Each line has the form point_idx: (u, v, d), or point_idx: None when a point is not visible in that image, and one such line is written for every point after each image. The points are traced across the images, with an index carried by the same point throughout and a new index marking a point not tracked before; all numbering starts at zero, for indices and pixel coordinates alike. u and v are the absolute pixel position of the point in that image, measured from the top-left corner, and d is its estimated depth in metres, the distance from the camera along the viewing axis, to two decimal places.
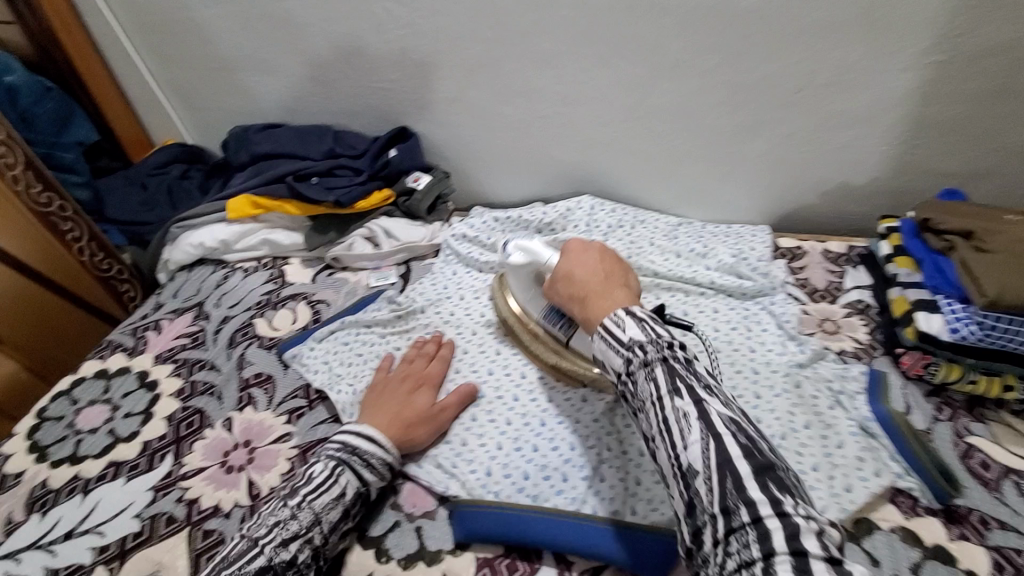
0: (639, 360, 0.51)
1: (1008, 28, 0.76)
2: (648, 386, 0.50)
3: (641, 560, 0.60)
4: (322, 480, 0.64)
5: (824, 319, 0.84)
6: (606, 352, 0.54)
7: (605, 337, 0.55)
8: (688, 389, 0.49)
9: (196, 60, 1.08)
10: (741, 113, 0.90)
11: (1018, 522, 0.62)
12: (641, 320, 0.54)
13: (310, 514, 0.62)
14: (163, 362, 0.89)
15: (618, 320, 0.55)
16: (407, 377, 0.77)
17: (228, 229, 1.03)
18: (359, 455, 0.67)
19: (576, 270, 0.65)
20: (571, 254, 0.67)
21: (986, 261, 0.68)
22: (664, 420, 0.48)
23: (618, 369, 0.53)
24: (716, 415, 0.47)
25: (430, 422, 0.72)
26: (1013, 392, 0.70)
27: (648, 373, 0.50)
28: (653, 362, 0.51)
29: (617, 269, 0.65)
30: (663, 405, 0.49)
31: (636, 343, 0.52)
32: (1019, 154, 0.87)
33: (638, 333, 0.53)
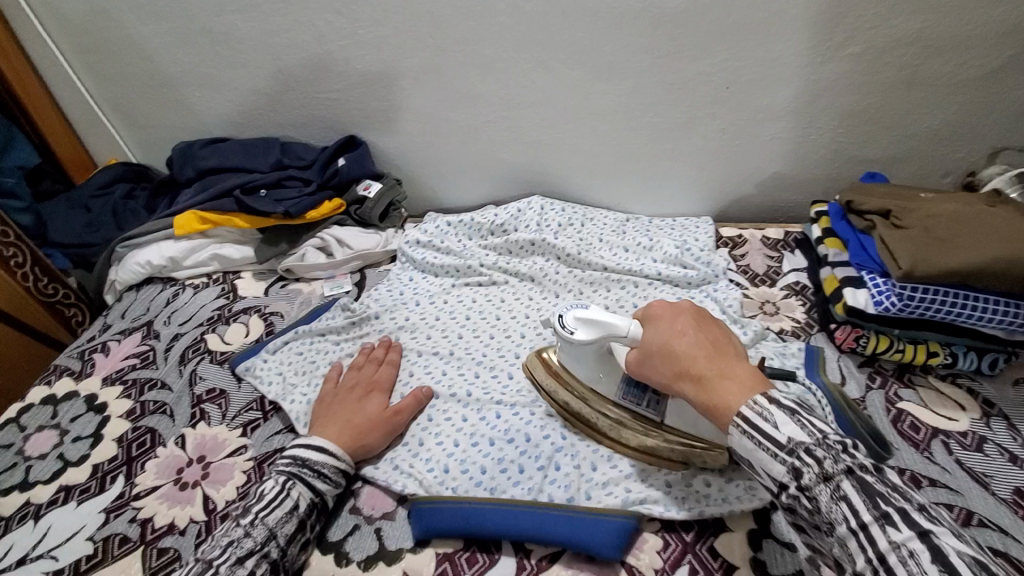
0: (816, 473, 0.44)
1: (913, 21, 0.82)
2: (836, 507, 0.43)
3: (597, 541, 0.62)
4: (273, 496, 0.63)
5: (764, 302, 0.89)
6: (760, 457, 0.47)
7: (750, 434, 0.47)
8: (899, 513, 0.41)
9: (137, 77, 1.06)
10: (677, 111, 0.94)
11: (947, 478, 0.66)
12: (797, 416, 0.46)
13: (264, 529, 0.60)
14: (112, 384, 0.87)
15: (772, 420, 0.46)
16: (357, 385, 0.77)
17: (176, 246, 1.01)
18: (309, 467, 0.66)
19: (676, 341, 0.54)
20: (660, 318, 0.57)
21: (900, 237, 0.72)
22: (877, 556, 0.40)
23: (783, 480, 0.46)
24: (952, 550, 0.38)
25: (383, 426, 0.73)
26: (937, 358, 0.75)
27: (833, 491, 0.43)
28: (836, 476, 0.44)
29: (715, 327, 0.55)
30: (867, 533, 0.41)
31: (800, 447, 0.45)
32: (930, 139, 0.93)
33: (796, 432, 0.45)
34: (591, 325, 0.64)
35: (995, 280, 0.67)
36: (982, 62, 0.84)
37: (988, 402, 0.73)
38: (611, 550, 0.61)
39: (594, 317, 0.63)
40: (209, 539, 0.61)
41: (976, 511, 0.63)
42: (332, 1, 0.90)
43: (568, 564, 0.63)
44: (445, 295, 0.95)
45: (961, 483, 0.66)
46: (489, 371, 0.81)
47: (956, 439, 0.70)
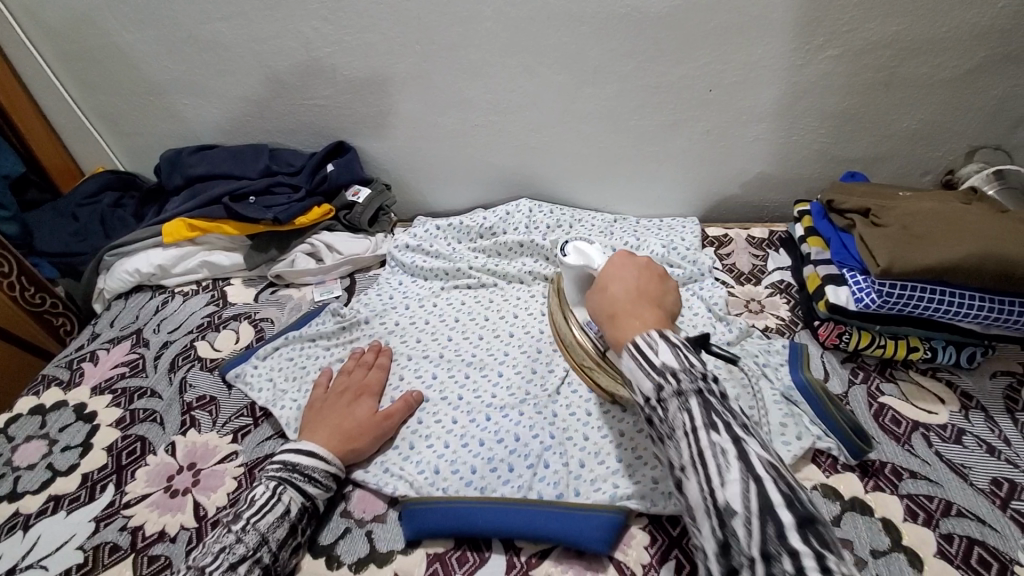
0: (671, 387, 0.46)
1: (888, 24, 0.83)
2: (680, 415, 0.45)
3: (586, 537, 0.63)
4: (264, 501, 0.64)
5: (750, 300, 0.91)
6: (635, 373, 0.49)
7: (635, 356, 0.50)
8: (726, 425, 0.44)
9: (124, 85, 1.06)
10: (661, 113, 0.96)
11: (926, 470, 0.68)
12: (675, 345, 0.49)
13: (256, 534, 0.61)
14: (101, 392, 0.86)
15: (653, 346, 0.49)
16: (347, 389, 0.78)
17: (165, 253, 1.01)
18: (299, 471, 0.67)
19: (613, 282, 0.59)
20: (612, 266, 0.62)
21: (878, 236, 0.74)
22: (698, 455, 0.43)
23: (647, 394, 0.48)
24: (756, 456, 0.42)
25: (373, 430, 0.73)
26: (917, 353, 0.77)
27: (681, 403, 0.45)
28: (687, 392, 0.46)
29: (655, 285, 0.59)
30: (696, 437, 0.44)
31: (668, 369, 0.47)
32: (909, 138, 0.95)
33: (670, 359, 0.48)
34: (582, 256, 0.69)
35: (971, 276, 0.69)
36: (958, 63, 0.86)
37: (967, 394, 0.75)
38: (600, 545, 0.62)
39: (589, 251, 0.68)
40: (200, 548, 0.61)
41: (955, 502, 0.64)
42: (317, 8, 0.91)
43: (557, 560, 0.64)
44: (435, 298, 0.95)
45: (940, 474, 0.67)
46: (479, 373, 0.82)
47: (935, 432, 0.71)
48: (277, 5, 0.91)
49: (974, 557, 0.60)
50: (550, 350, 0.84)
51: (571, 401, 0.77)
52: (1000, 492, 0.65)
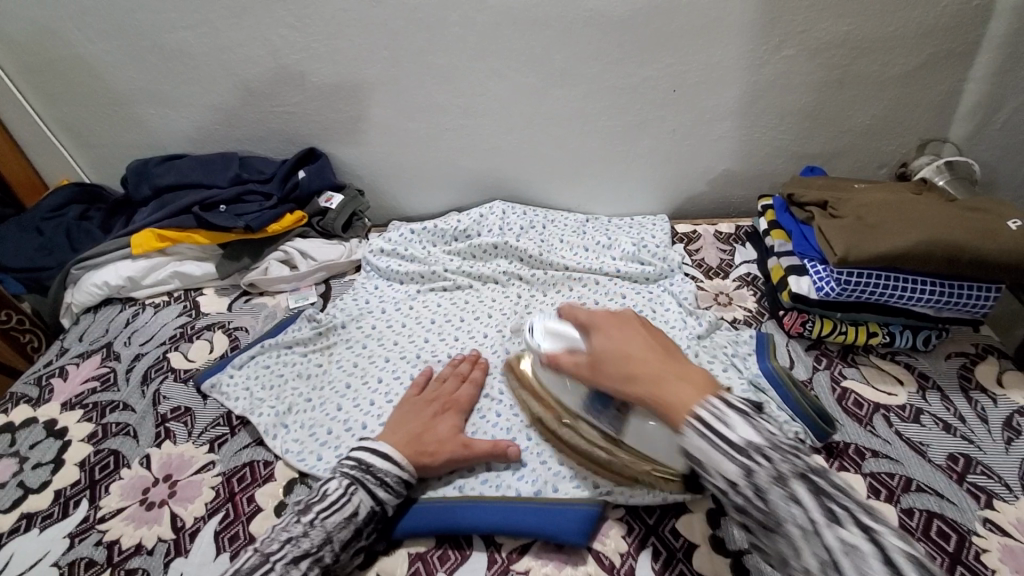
0: (769, 473, 0.43)
1: (840, 24, 0.87)
2: (790, 508, 0.42)
3: (564, 529, 0.64)
4: (336, 498, 0.62)
5: (718, 294, 0.94)
6: (713, 456, 0.45)
7: (706, 436, 0.46)
8: (849, 515, 0.41)
9: (87, 96, 1.05)
10: (629, 114, 0.98)
11: (887, 449, 0.71)
12: (752, 418, 0.46)
13: (322, 532, 0.60)
14: (72, 408, 0.85)
15: (728, 421, 0.46)
16: (436, 400, 0.75)
17: (134, 265, 1.00)
18: (372, 474, 0.65)
19: (622, 347, 0.57)
20: (607, 329, 0.60)
21: (835, 226, 0.77)
22: (829, 558, 0.40)
23: (732, 481, 0.44)
24: (898, 552, 0.38)
25: (451, 455, 0.68)
26: (876, 337, 0.80)
27: (786, 492, 0.42)
28: (790, 477, 0.43)
29: (661, 339, 0.59)
30: (820, 535, 0.40)
31: (754, 448, 0.44)
32: (864, 134, 0.99)
33: (750, 433, 0.45)
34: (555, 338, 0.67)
35: (921, 261, 0.72)
36: (905, 61, 0.91)
37: (924, 375, 0.79)
38: (578, 537, 0.64)
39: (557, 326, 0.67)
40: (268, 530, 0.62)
41: (914, 478, 0.67)
42: (284, 16, 0.91)
43: (537, 555, 0.65)
44: (411, 301, 0.96)
45: (900, 452, 0.70)
46: None
47: (895, 412, 0.75)
48: (243, 13, 0.91)
49: (933, 529, 0.63)
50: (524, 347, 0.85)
51: None
52: (956, 467, 0.68)
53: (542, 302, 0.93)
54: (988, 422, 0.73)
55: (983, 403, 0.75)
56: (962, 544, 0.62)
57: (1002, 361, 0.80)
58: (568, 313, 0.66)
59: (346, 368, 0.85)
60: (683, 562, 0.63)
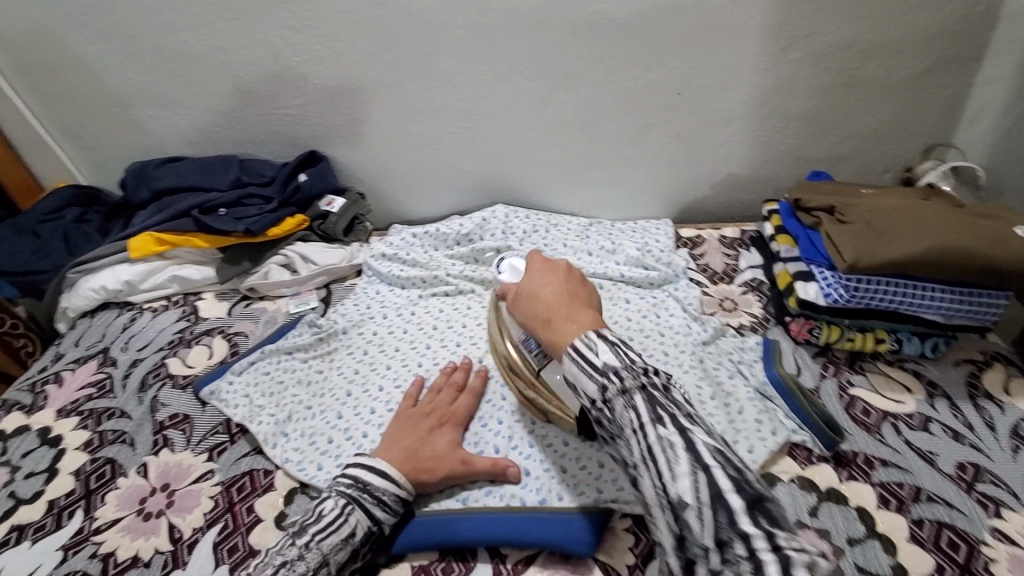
0: (615, 387, 0.47)
1: (847, 28, 0.87)
2: (627, 414, 0.46)
3: (569, 540, 0.64)
4: (332, 519, 0.61)
5: (724, 299, 0.93)
6: (579, 377, 0.49)
7: (577, 361, 0.50)
8: (674, 419, 0.44)
9: (84, 98, 1.04)
10: (631, 118, 0.98)
11: (896, 458, 0.70)
12: (614, 344, 0.49)
13: (318, 555, 0.59)
14: (67, 416, 0.83)
15: (592, 347, 0.49)
16: (432, 413, 0.73)
17: (131, 269, 0.98)
18: (369, 493, 0.63)
19: (537, 287, 0.59)
20: (535, 270, 0.62)
21: (844, 232, 0.77)
22: (648, 451, 0.44)
23: (593, 396, 0.49)
24: (702, 444, 0.43)
25: (448, 473, 0.67)
26: (884, 345, 0.80)
27: (626, 401, 0.46)
28: (632, 390, 0.46)
29: (582, 288, 0.59)
30: (645, 434, 0.44)
31: (610, 369, 0.48)
32: (869, 139, 0.99)
33: (611, 358, 0.48)
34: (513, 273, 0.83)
35: (930, 269, 0.72)
36: (912, 66, 0.90)
37: (932, 383, 0.78)
38: (583, 546, 0.63)
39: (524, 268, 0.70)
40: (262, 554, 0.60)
41: (924, 487, 0.67)
42: (285, 17, 0.90)
43: (543, 566, 0.64)
44: (412, 306, 0.95)
45: (909, 461, 0.69)
46: None
47: (903, 421, 0.74)
48: (245, 14, 0.90)
49: (943, 540, 0.62)
50: None
51: None
52: (965, 476, 0.68)
53: None
54: (996, 430, 0.72)
55: (991, 411, 0.74)
56: (973, 555, 0.61)
57: (1009, 368, 0.79)
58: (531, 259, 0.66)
59: (347, 375, 0.84)
60: None
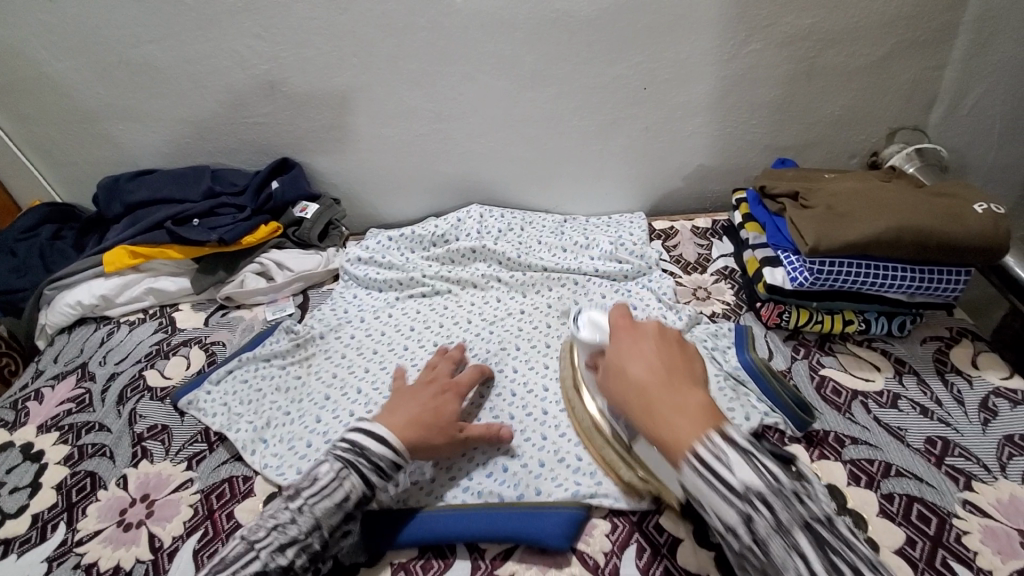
0: (771, 522, 0.44)
1: (804, 17, 0.88)
2: (791, 560, 0.43)
3: (548, 533, 0.64)
4: (326, 483, 0.61)
5: (697, 288, 0.94)
6: (718, 504, 0.45)
7: (706, 478, 0.46)
8: (850, 566, 0.42)
9: (55, 115, 1.04)
10: (600, 114, 0.99)
11: (866, 435, 0.71)
12: (754, 460, 0.46)
13: (310, 519, 0.59)
14: (47, 431, 0.83)
15: (728, 463, 0.45)
16: (434, 383, 0.73)
17: (107, 283, 0.99)
18: (365, 457, 0.63)
19: (632, 362, 0.55)
20: (622, 336, 0.59)
21: (807, 216, 0.78)
22: None
23: (732, 525, 0.45)
24: None
25: (449, 439, 0.68)
26: (852, 325, 0.81)
27: (790, 543, 0.43)
28: (793, 527, 0.44)
29: (679, 362, 0.55)
30: None
31: (753, 493, 0.44)
32: (835, 125, 1.00)
33: (751, 477, 0.45)
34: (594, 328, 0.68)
35: (890, 248, 0.73)
36: (871, 51, 0.92)
37: (900, 360, 0.79)
38: (560, 541, 0.63)
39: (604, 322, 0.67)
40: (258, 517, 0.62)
41: (894, 463, 0.68)
42: (250, 26, 0.90)
43: (521, 560, 0.64)
44: (389, 309, 0.95)
45: (879, 438, 0.71)
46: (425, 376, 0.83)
47: (873, 399, 0.75)
48: (209, 25, 0.91)
49: (914, 513, 0.63)
50: (499, 350, 0.85)
51: (527, 403, 0.78)
52: (934, 450, 0.69)
53: (523, 304, 0.93)
54: (965, 404, 0.73)
55: (959, 386, 0.76)
56: (943, 527, 0.62)
57: (977, 343, 0.80)
58: (613, 316, 0.63)
59: (325, 379, 0.85)
60: (667, 558, 0.62)
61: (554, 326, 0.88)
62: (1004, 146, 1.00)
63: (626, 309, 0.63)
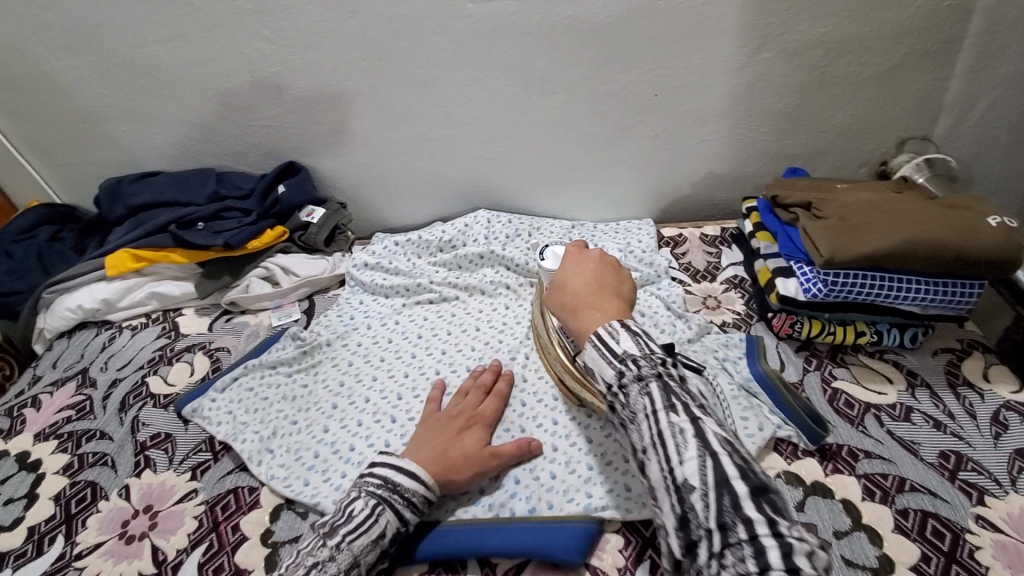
0: (632, 374, 0.50)
1: (817, 26, 0.88)
2: (642, 399, 0.48)
3: (561, 548, 0.63)
4: (363, 519, 0.60)
5: (707, 297, 0.93)
6: (598, 362, 0.54)
7: (597, 347, 0.54)
8: (685, 407, 0.47)
9: (55, 115, 1.02)
10: (609, 120, 0.98)
11: (879, 449, 0.71)
12: (635, 333, 0.54)
13: (349, 556, 0.57)
14: (46, 439, 0.82)
15: (615, 336, 0.54)
16: (460, 415, 0.72)
17: (108, 287, 0.97)
18: (399, 493, 0.62)
19: (571, 278, 0.67)
20: (570, 260, 0.71)
21: (821, 226, 0.77)
22: (658, 435, 0.46)
23: (608, 382, 0.52)
24: (711, 433, 0.45)
25: (476, 466, 0.67)
26: (865, 337, 0.81)
27: (641, 388, 0.49)
28: (647, 377, 0.49)
29: (610, 278, 0.67)
30: (657, 418, 0.47)
31: (628, 357, 0.52)
32: (844, 134, 1.00)
33: (631, 347, 0.52)
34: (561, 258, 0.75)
35: (905, 261, 0.73)
36: (882, 61, 0.91)
37: (912, 372, 0.79)
38: (574, 555, 0.62)
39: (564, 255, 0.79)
40: (294, 554, 0.59)
41: (908, 478, 0.67)
42: (257, 28, 0.89)
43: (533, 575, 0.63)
44: (396, 315, 0.94)
45: (893, 452, 0.70)
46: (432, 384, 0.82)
47: (886, 412, 0.75)
48: (216, 26, 0.89)
49: (929, 529, 0.63)
50: (509, 358, 0.84)
51: (537, 413, 0.77)
52: (947, 464, 0.69)
53: (531, 311, 0.92)
54: (977, 417, 0.73)
55: (970, 399, 0.75)
56: (957, 542, 0.61)
57: (987, 356, 0.80)
58: (569, 248, 0.76)
59: (332, 387, 0.83)
60: None
61: None
62: (1011, 157, 1.01)
63: (581, 244, 0.75)
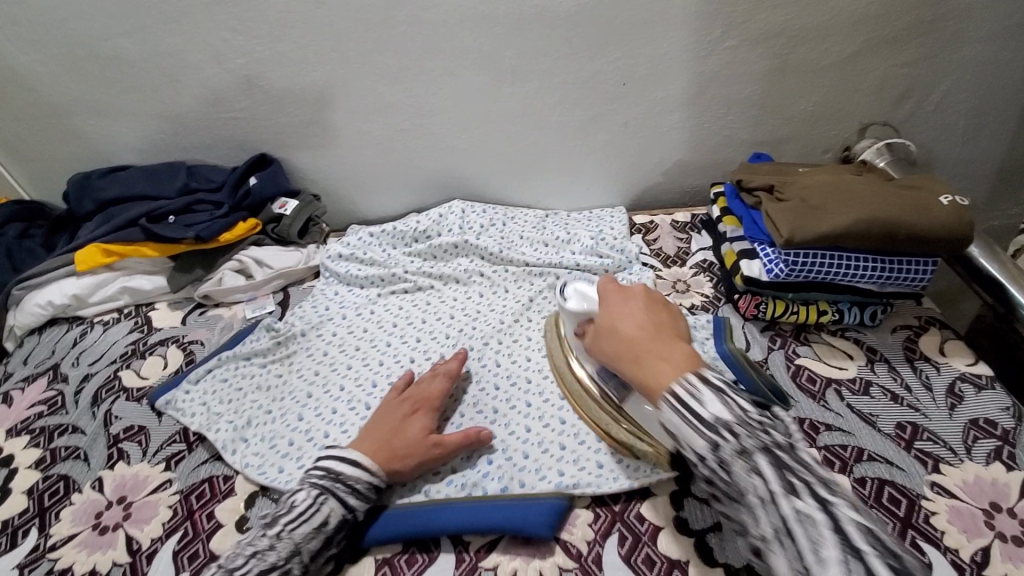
0: (732, 447, 0.46)
1: (778, 14, 0.90)
2: (751, 480, 0.45)
3: (530, 523, 0.64)
4: (303, 509, 0.61)
5: (677, 281, 0.95)
6: (684, 431, 0.49)
7: (679, 410, 0.49)
8: (807, 488, 0.44)
9: (21, 110, 1.01)
10: (580, 109, 0.99)
11: (840, 422, 0.73)
12: (722, 394, 0.48)
13: (290, 544, 0.59)
14: (17, 435, 0.81)
15: (700, 398, 0.48)
16: (407, 400, 0.73)
17: (79, 282, 0.96)
18: (342, 482, 0.64)
19: (619, 320, 0.60)
20: (613, 300, 0.63)
21: (782, 209, 0.79)
22: (783, 525, 0.43)
23: (700, 453, 0.48)
24: (848, 523, 0.42)
25: (419, 454, 0.68)
26: (826, 315, 0.83)
27: (750, 465, 0.46)
28: (753, 450, 0.46)
29: (664, 318, 0.60)
30: (776, 504, 0.44)
31: (722, 424, 0.47)
32: (808, 121, 1.02)
33: (721, 410, 0.47)
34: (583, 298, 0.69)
35: (862, 240, 0.75)
36: (841, 49, 0.94)
37: (872, 349, 0.82)
38: (544, 529, 0.64)
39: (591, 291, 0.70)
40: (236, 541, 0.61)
41: (866, 448, 0.70)
42: (224, 19, 0.89)
43: (505, 551, 0.65)
44: (371, 305, 0.95)
45: (852, 424, 0.73)
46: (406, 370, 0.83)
47: (846, 386, 0.77)
48: (183, 17, 0.89)
49: (885, 496, 0.65)
50: (482, 344, 0.85)
51: (511, 396, 0.78)
52: (904, 434, 0.71)
53: (505, 299, 0.93)
54: (933, 390, 0.76)
55: (927, 372, 0.78)
56: (913, 508, 0.64)
57: (944, 332, 0.83)
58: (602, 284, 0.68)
59: (307, 377, 0.84)
60: (648, 545, 0.63)
61: (537, 321, 0.89)
62: (968, 140, 1.04)
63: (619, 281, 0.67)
